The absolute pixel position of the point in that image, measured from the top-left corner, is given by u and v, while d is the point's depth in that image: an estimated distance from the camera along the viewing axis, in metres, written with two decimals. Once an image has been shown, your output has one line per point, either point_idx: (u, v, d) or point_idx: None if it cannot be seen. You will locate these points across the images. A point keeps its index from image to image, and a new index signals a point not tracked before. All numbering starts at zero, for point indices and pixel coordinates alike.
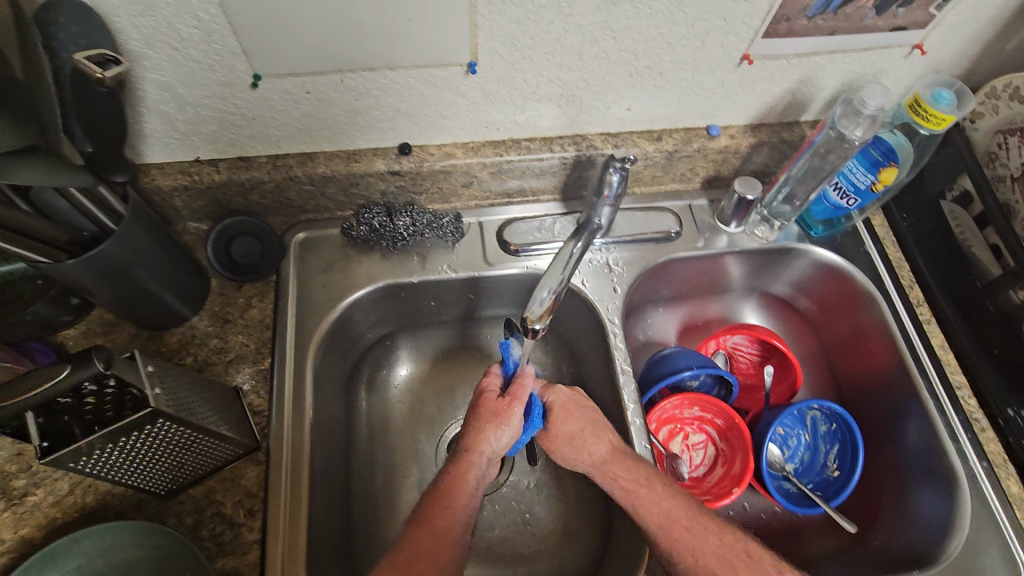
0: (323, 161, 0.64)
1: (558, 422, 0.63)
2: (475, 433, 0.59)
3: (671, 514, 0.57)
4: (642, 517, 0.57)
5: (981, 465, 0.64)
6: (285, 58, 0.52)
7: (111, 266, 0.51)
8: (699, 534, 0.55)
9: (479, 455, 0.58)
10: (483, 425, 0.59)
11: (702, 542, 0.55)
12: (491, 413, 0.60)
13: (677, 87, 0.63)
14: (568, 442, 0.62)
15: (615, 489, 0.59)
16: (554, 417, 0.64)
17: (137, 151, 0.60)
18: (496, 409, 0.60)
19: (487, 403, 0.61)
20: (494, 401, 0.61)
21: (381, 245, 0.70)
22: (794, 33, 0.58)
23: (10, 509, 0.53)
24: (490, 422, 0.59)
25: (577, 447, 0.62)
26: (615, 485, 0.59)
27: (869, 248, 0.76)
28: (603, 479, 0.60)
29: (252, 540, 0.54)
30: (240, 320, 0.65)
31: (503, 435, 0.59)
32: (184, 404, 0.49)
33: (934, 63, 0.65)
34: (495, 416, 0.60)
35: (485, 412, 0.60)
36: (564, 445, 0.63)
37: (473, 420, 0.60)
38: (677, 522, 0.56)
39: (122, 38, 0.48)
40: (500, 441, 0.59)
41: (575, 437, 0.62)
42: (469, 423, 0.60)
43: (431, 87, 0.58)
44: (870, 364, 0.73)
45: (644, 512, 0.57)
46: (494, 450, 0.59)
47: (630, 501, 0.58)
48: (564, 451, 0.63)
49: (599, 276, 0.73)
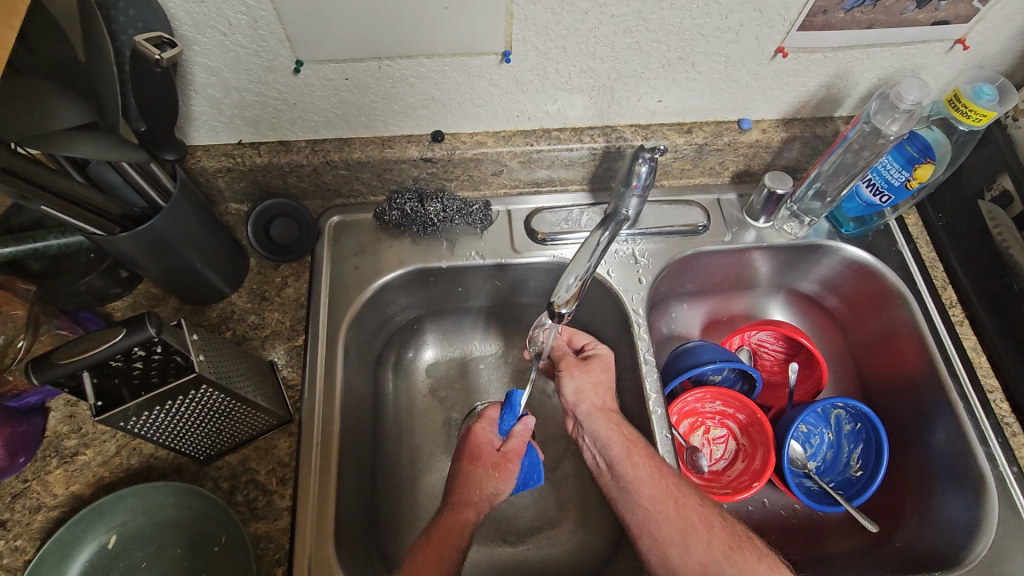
0: (359, 147, 0.66)
1: (595, 365, 0.68)
2: (477, 486, 0.60)
3: (662, 469, 0.59)
4: (634, 465, 0.59)
5: (1010, 469, 0.63)
6: (327, 45, 0.54)
7: (162, 243, 0.54)
8: (681, 489, 0.58)
9: (481, 510, 0.59)
10: (486, 479, 0.61)
11: (685, 497, 0.58)
12: (490, 465, 0.62)
13: (709, 79, 0.63)
14: (591, 383, 0.67)
15: (615, 434, 0.62)
16: (592, 366, 0.68)
17: (185, 133, 0.62)
18: (496, 463, 0.63)
19: (487, 456, 0.63)
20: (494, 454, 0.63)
21: (411, 230, 0.72)
22: (830, 26, 0.57)
23: (62, 466, 0.56)
24: (492, 478, 0.61)
25: (597, 393, 0.66)
26: (613, 433, 0.62)
27: (902, 247, 0.75)
28: (604, 421, 0.63)
29: (284, 507, 0.57)
30: (276, 298, 0.67)
31: (501, 488, 0.62)
32: (224, 374, 0.52)
33: (977, 59, 0.64)
34: (494, 469, 0.62)
35: (484, 465, 0.62)
36: (588, 384, 0.66)
37: (472, 474, 0.61)
38: (666, 475, 0.58)
39: (176, 23, 0.50)
40: (497, 496, 0.61)
41: (601, 384, 0.67)
42: (468, 475, 0.61)
43: (465, 75, 0.59)
44: (899, 364, 0.73)
45: (637, 460, 0.60)
46: (491, 506, 0.60)
47: (625, 448, 0.61)
48: (582, 388, 0.66)
49: (624, 266, 0.73)
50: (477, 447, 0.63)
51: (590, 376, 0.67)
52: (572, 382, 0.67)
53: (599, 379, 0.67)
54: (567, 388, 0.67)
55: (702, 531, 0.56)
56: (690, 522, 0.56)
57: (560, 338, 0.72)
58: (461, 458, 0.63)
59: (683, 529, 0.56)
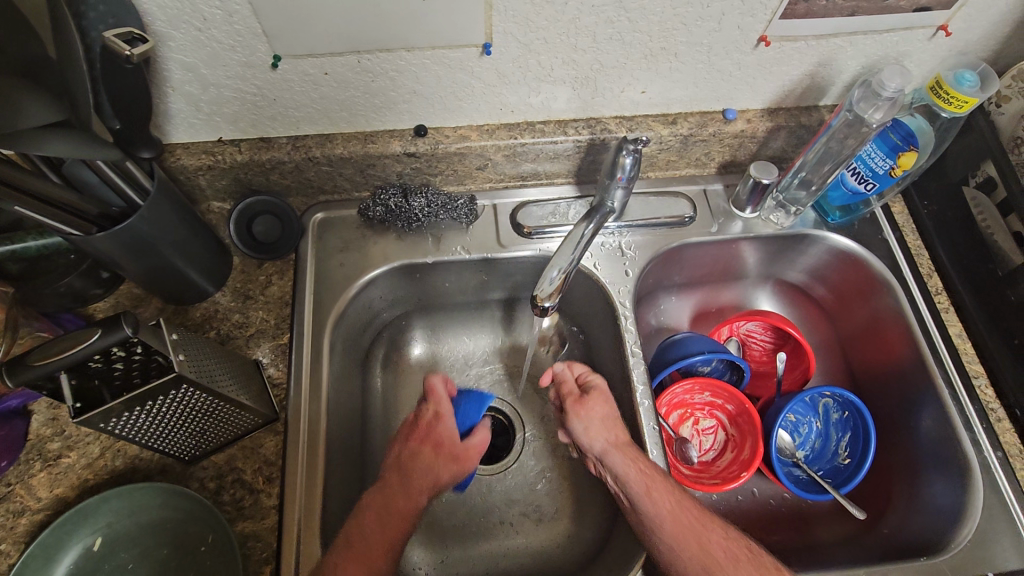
0: (341, 143, 0.66)
1: (597, 399, 0.65)
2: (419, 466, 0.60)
3: (682, 503, 0.57)
4: (654, 501, 0.57)
5: (995, 454, 0.63)
6: (304, 39, 0.53)
7: (138, 243, 0.53)
8: (704, 523, 0.56)
9: (427, 492, 0.59)
10: (442, 468, 0.61)
11: (707, 530, 0.55)
12: (451, 457, 0.62)
13: (693, 69, 0.63)
14: (598, 418, 0.64)
15: (633, 470, 0.59)
16: (592, 399, 0.65)
17: (163, 131, 0.62)
18: (456, 454, 0.63)
19: (449, 448, 0.63)
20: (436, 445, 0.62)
21: (396, 226, 0.71)
22: (813, 13, 0.57)
23: (46, 469, 0.56)
24: (448, 468, 0.62)
25: (607, 426, 0.63)
26: (630, 468, 0.59)
27: (887, 235, 0.75)
28: (621, 457, 0.60)
29: (270, 506, 0.57)
30: (260, 297, 0.67)
31: (449, 477, 0.62)
32: (206, 372, 0.51)
33: (960, 45, 0.64)
34: (452, 461, 0.62)
35: (445, 455, 0.62)
36: (596, 420, 0.64)
37: (431, 459, 0.61)
38: (688, 509, 0.56)
39: (149, 19, 0.50)
40: (445, 484, 0.62)
41: (609, 418, 0.64)
42: (425, 461, 0.61)
43: (446, 68, 0.59)
44: (885, 353, 0.73)
45: (657, 496, 0.57)
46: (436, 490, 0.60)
47: (643, 481, 0.58)
48: (590, 427, 0.64)
49: (611, 259, 0.73)
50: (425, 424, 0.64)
51: (595, 411, 0.64)
52: (580, 422, 0.64)
53: (606, 413, 0.64)
54: (577, 429, 0.64)
55: (726, 566, 0.54)
56: (712, 557, 0.54)
57: (563, 370, 0.70)
58: (422, 441, 0.63)
59: (707, 565, 0.53)
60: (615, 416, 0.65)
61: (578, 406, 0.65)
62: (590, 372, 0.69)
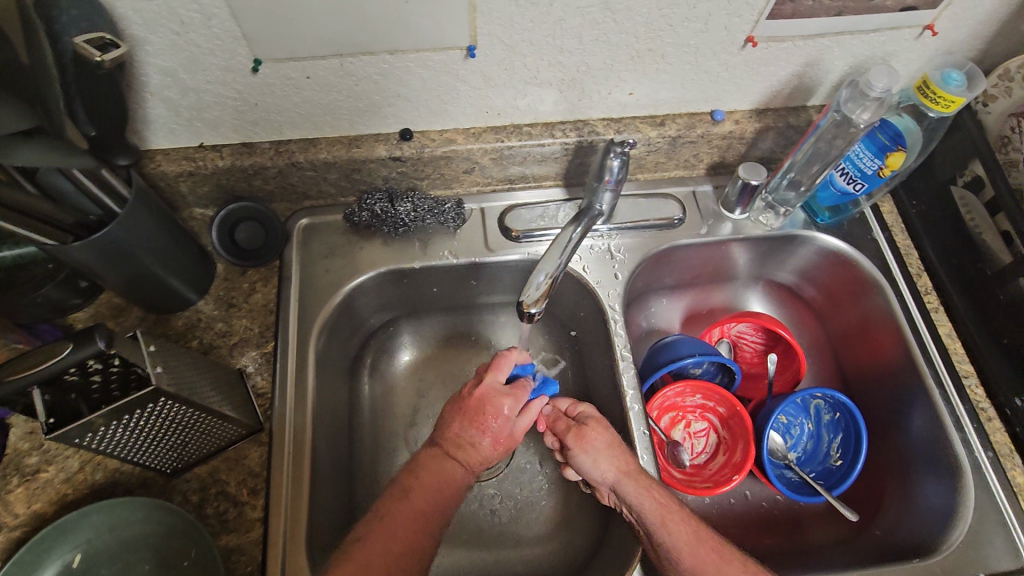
0: (325, 147, 0.65)
1: (597, 428, 0.61)
2: (480, 448, 0.57)
3: (699, 534, 0.55)
4: (670, 533, 0.54)
5: (986, 454, 0.63)
6: (285, 42, 0.52)
7: (117, 252, 0.52)
8: (722, 556, 0.53)
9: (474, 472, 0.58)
10: (491, 454, 0.57)
11: (728, 565, 0.53)
12: (500, 443, 0.58)
13: (680, 70, 0.63)
14: (605, 449, 0.59)
15: (647, 500, 0.56)
16: (591, 430, 0.61)
17: (142, 137, 0.60)
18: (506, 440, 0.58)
19: (501, 435, 0.58)
20: (501, 427, 0.58)
21: (382, 231, 0.70)
22: (799, 14, 0.57)
23: (24, 484, 0.54)
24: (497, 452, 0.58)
25: (614, 454, 0.59)
26: (644, 497, 0.56)
27: (877, 235, 0.75)
28: (633, 487, 0.57)
29: (256, 519, 0.56)
30: (244, 305, 0.66)
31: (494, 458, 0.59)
32: (187, 384, 0.50)
33: (947, 45, 0.63)
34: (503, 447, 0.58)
35: (496, 443, 0.57)
36: (602, 450, 0.59)
37: (483, 448, 0.57)
38: (704, 541, 0.54)
39: (124, 23, 0.49)
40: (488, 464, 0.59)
41: (613, 445, 0.60)
42: (473, 452, 0.57)
43: (431, 71, 0.58)
44: (876, 353, 0.73)
45: (673, 526, 0.54)
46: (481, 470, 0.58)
47: (659, 512, 0.55)
48: (598, 459, 0.59)
49: (600, 262, 0.72)
50: (497, 402, 0.58)
51: (598, 442, 0.60)
52: (586, 457, 0.59)
53: (608, 440, 0.60)
54: (584, 466, 0.59)
55: None
56: None
57: (549, 409, 0.66)
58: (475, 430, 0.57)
59: None
60: (619, 440, 0.61)
61: (579, 438, 0.60)
62: (577, 403, 0.66)
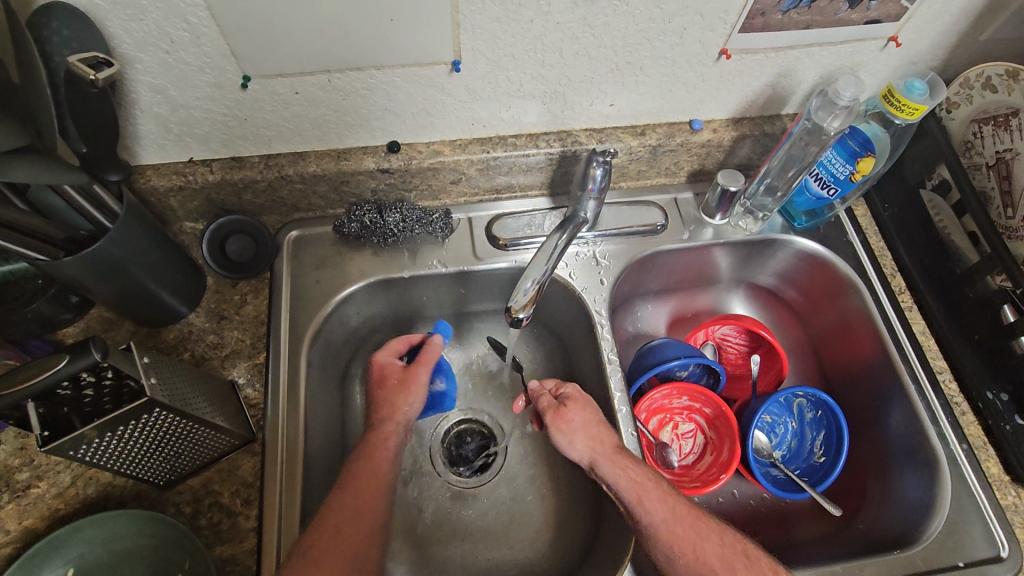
0: (314, 160, 0.66)
1: (575, 408, 0.63)
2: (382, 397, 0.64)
3: (676, 510, 0.56)
4: (647, 511, 0.56)
5: (960, 446, 0.65)
6: (274, 59, 0.54)
7: (108, 266, 0.53)
8: (699, 530, 0.55)
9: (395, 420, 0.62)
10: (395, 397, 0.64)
11: (703, 539, 0.54)
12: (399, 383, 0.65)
13: (658, 82, 0.65)
14: (582, 428, 0.62)
15: (623, 478, 0.57)
16: (569, 406, 0.64)
17: (133, 152, 0.61)
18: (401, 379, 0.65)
19: (393, 377, 0.65)
20: (395, 372, 0.66)
21: (372, 241, 0.71)
22: (769, 27, 0.59)
23: (14, 500, 0.54)
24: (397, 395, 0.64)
25: (590, 432, 0.61)
26: (620, 475, 0.58)
27: (852, 237, 0.77)
28: (610, 466, 0.58)
29: (249, 528, 0.56)
30: (235, 316, 0.66)
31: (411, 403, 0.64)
32: (179, 396, 0.50)
33: (911, 55, 0.67)
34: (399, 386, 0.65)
35: (393, 388, 0.65)
36: (578, 431, 0.61)
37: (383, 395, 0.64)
38: (682, 517, 0.55)
39: (115, 42, 0.50)
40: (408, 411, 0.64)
41: (589, 425, 0.62)
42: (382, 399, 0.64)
43: (418, 86, 0.60)
44: (855, 353, 0.75)
45: (649, 504, 0.56)
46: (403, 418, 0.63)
47: (635, 491, 0.57)
48: (574, 439, 0.61)
49: (586, 269, 0.74)
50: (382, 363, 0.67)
51: (575, 420, 0.62)
52: (564, 436, 0.62)
53: (585, 420, 0.62)
54: (560, 445, 0.62)
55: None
56: (709, 567, 0.53)
57: (538, 385, 0.69)
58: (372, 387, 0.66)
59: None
60: (598, 420, 0.63)
61: (557, 418, 0.63)
62: (561, 383, 0.68)
